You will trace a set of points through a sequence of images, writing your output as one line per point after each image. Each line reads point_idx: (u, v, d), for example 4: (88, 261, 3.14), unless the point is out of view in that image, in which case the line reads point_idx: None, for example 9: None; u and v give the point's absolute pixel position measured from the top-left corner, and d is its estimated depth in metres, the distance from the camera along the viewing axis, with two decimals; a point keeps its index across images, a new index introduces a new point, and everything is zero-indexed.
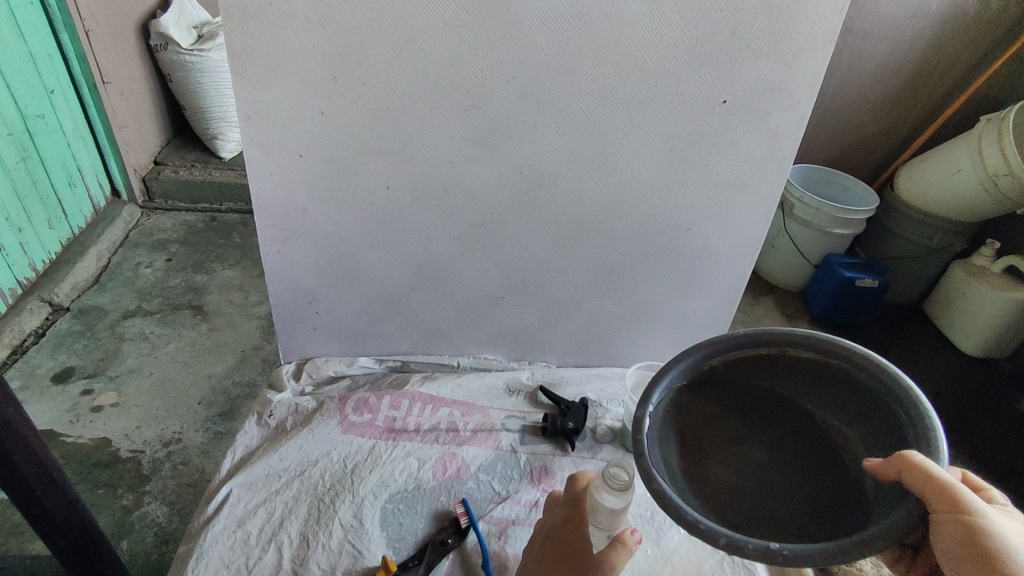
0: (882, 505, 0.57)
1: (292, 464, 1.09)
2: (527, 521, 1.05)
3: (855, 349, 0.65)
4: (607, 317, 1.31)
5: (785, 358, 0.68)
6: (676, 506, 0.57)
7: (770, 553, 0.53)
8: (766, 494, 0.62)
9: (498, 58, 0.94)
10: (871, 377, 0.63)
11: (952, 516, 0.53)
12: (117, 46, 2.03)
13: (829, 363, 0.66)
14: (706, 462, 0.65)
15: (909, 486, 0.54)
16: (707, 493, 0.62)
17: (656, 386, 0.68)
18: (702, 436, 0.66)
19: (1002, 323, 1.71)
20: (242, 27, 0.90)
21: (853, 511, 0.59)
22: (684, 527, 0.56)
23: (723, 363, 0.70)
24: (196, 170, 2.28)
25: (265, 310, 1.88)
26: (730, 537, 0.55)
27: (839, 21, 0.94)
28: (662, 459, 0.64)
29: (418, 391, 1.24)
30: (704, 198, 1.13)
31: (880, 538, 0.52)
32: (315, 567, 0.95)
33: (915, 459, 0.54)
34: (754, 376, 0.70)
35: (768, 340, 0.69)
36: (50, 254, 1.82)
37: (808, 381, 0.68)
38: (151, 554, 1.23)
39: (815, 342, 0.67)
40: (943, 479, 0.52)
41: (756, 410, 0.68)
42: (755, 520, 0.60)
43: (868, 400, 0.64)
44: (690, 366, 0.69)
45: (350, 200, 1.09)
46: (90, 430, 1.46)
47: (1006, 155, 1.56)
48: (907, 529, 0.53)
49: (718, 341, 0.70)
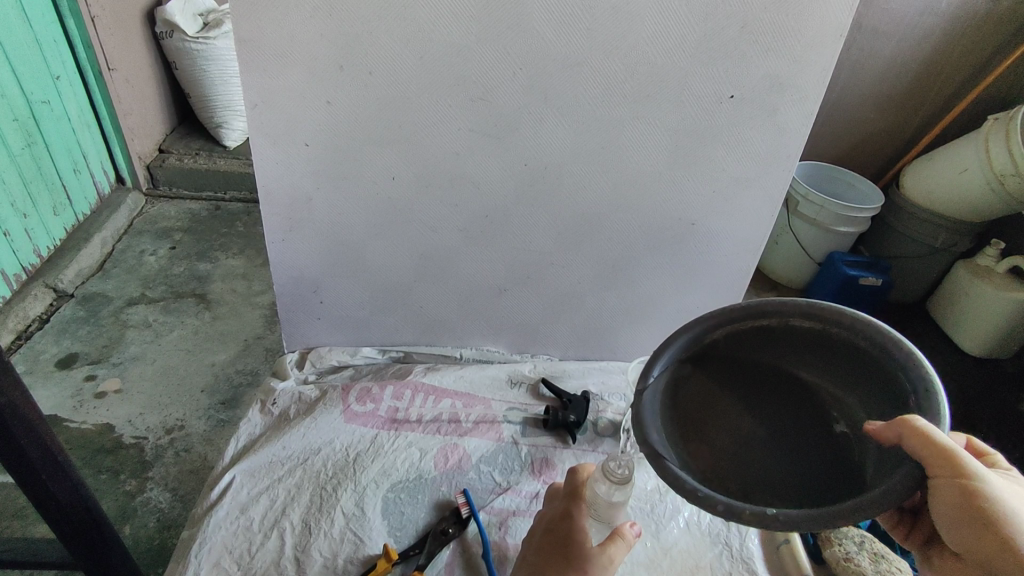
0: (882, 467, 0.58)
1: (294, 451, 1.10)
2: (528, 513, 1.05)
3: (862, 318, 0.65)
4: (610, 311, 1.31)
5: (787, 329, 0.68)
6: (676, 476, 0.60)
7: (766, 519, 0.55)
8: (765, 462, 0.64)
9: (505, 49, 0.94)
10: (875, 347, 0.64)
11: (950, 480, 0.54)
12: (123, 33, 2.03)
13: (833, 333, 0.66)
14: (707, 432, 0.66)
15: (909, 450, 0.55)
16: (707, 463, 0.64)
17: (656, 360, 0.70)
18: (703, 407, 0.68)
19: (1005, 323, 1.71)
20: (249, 15, 0.90)
21: (850, 476, 0.60)
22: (682, 495, 0.59)
23: (725, 336, 0.70)
24: (201, 158, 2.28)
25: (268, 299, 1.89)
26: (728, 504, 0.57)
27: (849, 17, 0.93)
28: (662, 430, 0.66)
29: (421, 381, 1.25)
30: (709, 193, 1.13)
31: (879, 501, 0.53)
32: (317, 555, 0.96)
33: (917, 423, 0.55)
34: (755, 348, 0.70)
35: (770, 311, 0.68)
36: (55, 240, 1.83)
37: (810, 351, 0.68)
38: (153, 539, 1.24)
39: (817, 312, 0.67)
40: (945, 445, 0.53)
41: (756, 380, 0.69)
42: (755, 489, 0.62)
43: (870, 368, 0.65)
44: (691, 340, 0.70)
45: (356, 190, 1.09)
46: (94, 416, 1.46)
47: (1013, 155, 1.55)
48: (907, 492, 0.54)
49: (719, 314, 0.70)
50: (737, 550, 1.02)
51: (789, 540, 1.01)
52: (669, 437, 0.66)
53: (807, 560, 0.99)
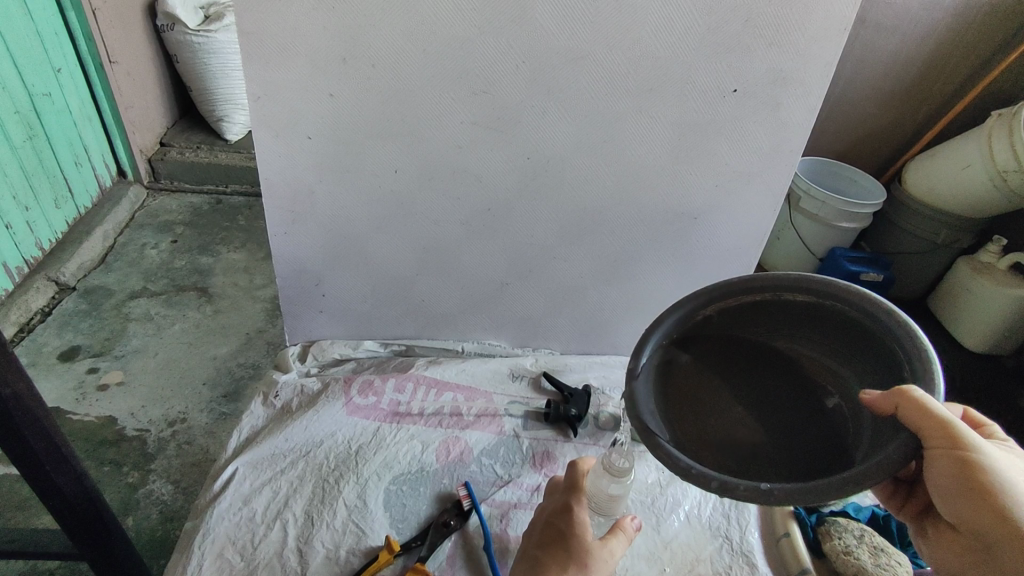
0: (879, 439, 0.58)
1: (297, 444, 1.10)
2: (529, 505, 1.06)
3: (854, 289, 0.66)
4: (611, 306, 1.32)
5: (780, 303, 0.71)
6: (669, 454, 0.61)
7: (761, 494, 0.56)
8: (762, 438, 0.65)
9: (509, 42, 0.93)
10: (868, 317, 0.65)
11: (945, 450, 0.55)
12: (124, 25, 2.02)
13: (826, 305, 0.68)
14: (702, 409, 0.68)
15: (904, 420, 0.55)
16: (701, 439, 0.65)
17: (648, 340, 0.72)
18: (697, 385, 0.69)
19: (1006, 318, 1.71)
20: (252, 7, 0.90)
21: (845, 448, 0.62)
22: (677, 472, 0.59)
23: (718, 312, 0.73)
24: (202, 152, 2.28)
25: (270, 292, 1.89)
26: (722, 480, 0.58)
27: (854, 10, 0.93)
28: (657, 409, 0.68)
29: (423, 374, 1.26)
30: (711, 187, 1.13)
31: (876, 472, 0.53)
32: (320, 545, 0.96)
33: (914, 393, 0.55)
34: (748, 325, 0.72)
35: (762, 287, 0.71)
36: (57, 233, 1.83)
37: (805, 325, 0.70)
38: (156, 530, 1.25)
39: (809, 285, 0.69)
40: (940, 416, 0.53)
41: (750, 357, 0.71)
42: (749, 464, 0.63)
43: (865, 339, 0.66)
44: (683, 317, 0.73)
45: (358, 183, 1.09)
46: (96, 409, 1.47)
47: (1016, 151, 1.54)
48: (901, 463, 0.54)
49: (711, 290, 0.73)
50: (738, 543, 1.03)
51: (788, 533, 1.01)
52: (663, 415, 0.67)
53: (807, 553, 0.99)
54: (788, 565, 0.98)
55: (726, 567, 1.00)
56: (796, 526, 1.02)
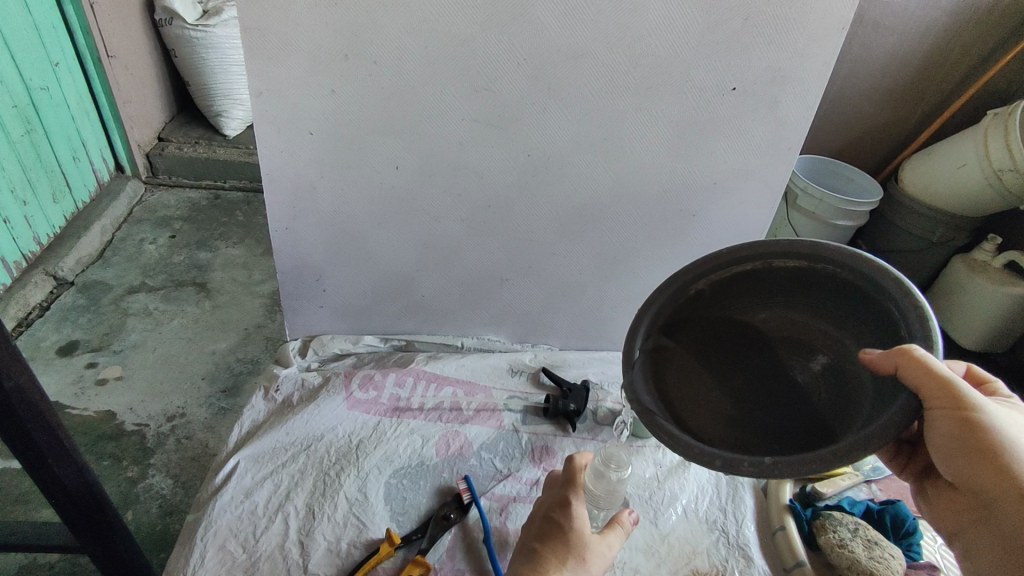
0: (880, 401, 0.59)
1: (297, 438, 1.10)
2: (527, 499, 1.07)
3: (841, 249, 0.67)
4: (610, 302, 1.33)
5: (770, 270, 0.72)
6: (672, 435, 0.64)
7: (763, 468, 0.58)
8: (760, 411, 0.67)
9: (511, 41, 0.94)
10: (859, 276, 0.65)
11: (947, 411, 0.57)
12: (122, 18, 2.01)
13: (816, 269, 0.69)
14: (699, 385, 0.70)
15: (905, 379, 0.56)
16: (702, 415, 0.68)
17: (641, 325, 0.76)
18: (694, 362, 0.72)
19: (1000, 317, 1.75)
20: (256, 3, 0.90)
21: (846, 412, 0.63)
22: (681, 452, 0.63)
23: (709, 285, 0.74)
24: (200, 147, 2.29)
25: (269, 287, 1.90)
26: (726, 458, 0.61)
27: (851, 10, 0.94)
28: (656, 389, 0.71)
29: (423, 369, 1.27)
30: (708, 184, 1.14)
31: (878, 436, 0.54)
32: (321, 537, 0.97)
33: (916, 353, 0.56)
34: (743, 294, 0.73)
35: (749, 256, 0.72)
36: (55, 228, 1.83)
37: (797, 289, 0.71)
38: (155, 525, 1.25)
39: (798, 249, 0.70)
40: (942, 373, 0.54)
41: (745, 328, 0.72)
42: (750, 437, 0.66)
43: (858, 298, 0.66)
44: (673, 296, 0.76)
45: (359, 178, 1.10)
46: (95, 403, 1.47)
47: (1012, 150, 1.56)
48: (903, 423, 0.55)
49: (700, 264, 0.75)
50: (734, 536, 1.04)
51: (784, 526, 1.02)
52: (663, 395, 0.71)
53: (801, 547, 1.00)
54: (784, 558, 1.00)
55: (723, 560, 1.01)
56: (792, 520, 1.03)
